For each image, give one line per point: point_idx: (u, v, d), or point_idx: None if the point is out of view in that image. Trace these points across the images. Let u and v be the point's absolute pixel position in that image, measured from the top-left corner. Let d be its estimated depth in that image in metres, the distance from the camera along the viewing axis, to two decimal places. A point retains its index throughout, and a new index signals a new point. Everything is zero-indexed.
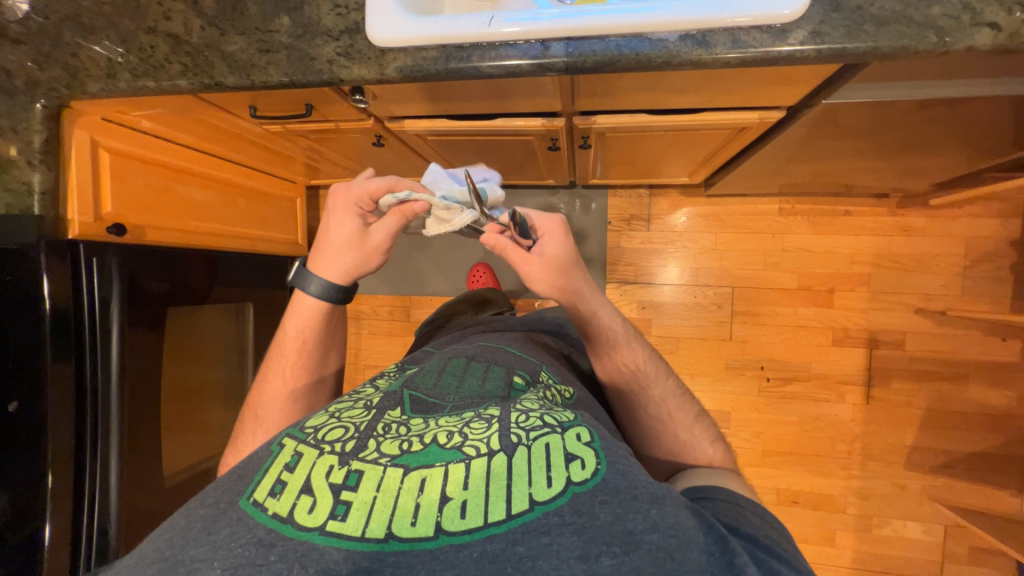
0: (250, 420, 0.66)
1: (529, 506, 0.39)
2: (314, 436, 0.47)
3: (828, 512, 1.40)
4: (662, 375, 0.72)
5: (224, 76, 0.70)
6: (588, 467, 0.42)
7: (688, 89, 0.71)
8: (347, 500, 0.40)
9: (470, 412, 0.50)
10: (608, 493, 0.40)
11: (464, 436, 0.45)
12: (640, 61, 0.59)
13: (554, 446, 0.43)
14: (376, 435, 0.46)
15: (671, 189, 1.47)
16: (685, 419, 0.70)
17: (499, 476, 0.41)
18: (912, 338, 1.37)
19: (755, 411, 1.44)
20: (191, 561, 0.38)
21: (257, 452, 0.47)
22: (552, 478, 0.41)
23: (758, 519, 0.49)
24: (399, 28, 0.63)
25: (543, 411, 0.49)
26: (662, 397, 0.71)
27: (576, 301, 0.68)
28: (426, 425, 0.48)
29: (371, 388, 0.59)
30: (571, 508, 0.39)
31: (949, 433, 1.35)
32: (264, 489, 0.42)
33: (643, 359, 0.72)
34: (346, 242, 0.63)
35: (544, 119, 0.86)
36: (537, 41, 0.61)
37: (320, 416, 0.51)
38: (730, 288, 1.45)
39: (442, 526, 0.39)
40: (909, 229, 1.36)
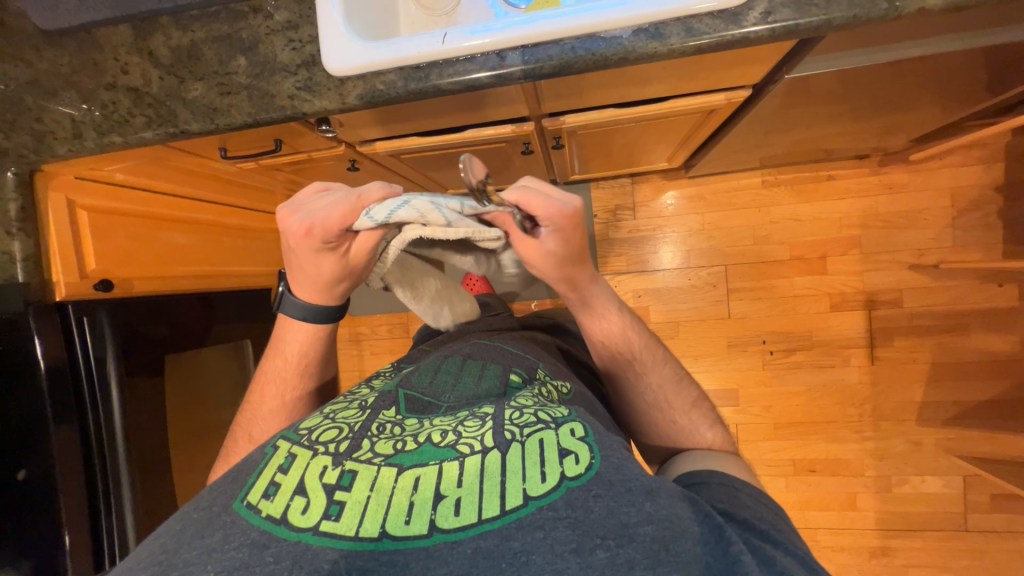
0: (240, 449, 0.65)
1: (524, 501, 0.40)
2: (308, 437, 0.47)
3: (847, 477, 1.40)
4: (659, 362, 0.71)
5: (189, 122, 0.70)
6: (582, 462, 0.42)
7: (650, 80, 0.71)
8: (341, 500, 0.41)
9: (465, 411, 0.51)
10: (602, 487, 0.40)
11: (458, 433, 0.45)
12: (597, 60, 0.59)
13: (549, 442, 0.44)
14: (370, 434, 0.47)
15: (652, 175, 1.47)
16: (683, 406, 0.69)
17: (493, 474, 0.41)
18: (910, 294, 1.37)
19: (762, 386, 1.44)
20: (185, 563, 0.38)
21: (251, 454, 0.47)
22: (546, 474, 0.41)
23: (753, 501, 0.49)
24: (354, 56, 0.64)
25: (538, 407, 0.49)
26: (660, 385, 0.70)
27: (571, 291, 0.67)
28: (420, 425, 0.49)
29: (366, 388, 0.59)
30: (566, 503, 0.39)
31: (957, 384, 1.35)
32: (258, 490, 0.43)
33: (639, 346, 0.70)
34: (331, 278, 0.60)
35: (513, 125, 0.85)
36: (494, 52, 0.61)
37: (315, 417, 0.51)
38: (723, 266, 1.45)
39: (436, 523, 0.39)
40: (893, 186, 1.36)
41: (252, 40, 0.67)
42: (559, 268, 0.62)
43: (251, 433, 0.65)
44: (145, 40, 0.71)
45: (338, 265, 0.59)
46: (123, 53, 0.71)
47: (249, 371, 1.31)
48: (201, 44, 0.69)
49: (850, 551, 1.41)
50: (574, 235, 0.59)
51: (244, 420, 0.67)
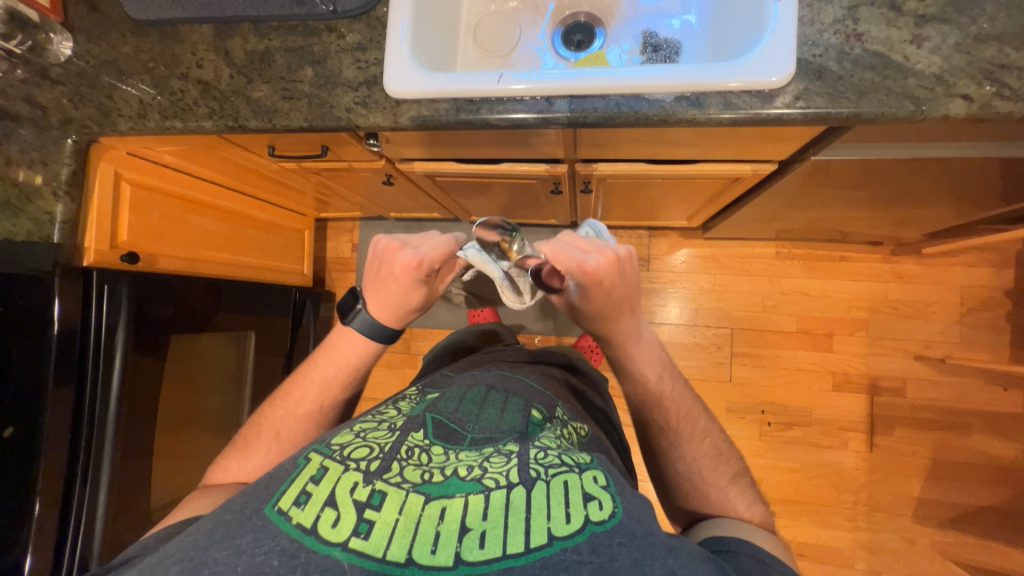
0: (262, 438, 0.66)
1: (548, 541, 0.40)
2: (340, 452, 0.48)
3: (836, 567, 1.35)
4: (697, 434, 0.68)
5: (248, 119, 0.74)
6: (606, 508, 0.42)
7: (683, 143, 0.75)
8: (370, 519, 0.42)
9: (489, 446, 0.50)
10: (625, 535, 0.40)
11: (484, 468, 0.46)
12: (638, 118, 0.64)
13: (573, 485, 0.44)
14: (399, 457, 0.47)
15: (669, 231, 1.51)
16: (721, 480, 0.65)
17: (518, 510, 0.42)
18: (913, 385, 1.36)
19: (756, 457, 1.41)
20: (214, 562, 0.39)
21: (284, 464, 0.48)
22: (571, 515, 0.41)
23: None
24: (414, 82, 0.68)
25: (561, 449, 0.49)
26: (695, 457, 0.67)
27: (610, 343, 0.69)
28: (446, 456, 0.49)
29: (393, 409, 0.59)
30: (590, 547, 0.39)
31: (956, 485, 1.32)
32: (289, 498, 0.43)
33: (677, 415, 0.68)
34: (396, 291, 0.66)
35: (547, 164, 0.90)
36: (543, 97, 0.66)
37: (346, 432, 0.52)
38: (729, 329, 1.46)
39: (462, 556, 0.39)
40: (904, 276, 1.38)
41: (321, 55, 0.73)
42: (600, 319, 0.65)
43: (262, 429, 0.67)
44: (223, 40, 0.77)
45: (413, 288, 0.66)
46: (201, 49, 0.77)
47: (247, 364, 1.29)
48: (274, 52, 0.75)
49: None
50: (597, 292, 0.61)
51: (270, 412, 0.68)
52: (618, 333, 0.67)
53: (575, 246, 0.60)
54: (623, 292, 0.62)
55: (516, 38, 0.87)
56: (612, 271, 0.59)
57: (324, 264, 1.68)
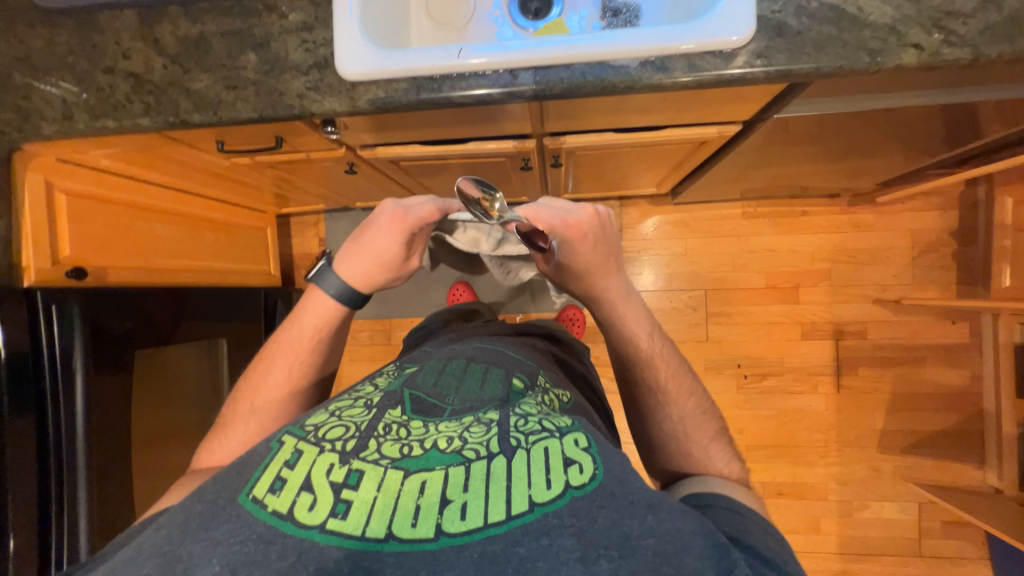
0: (241, 413, 0.66)
1: (529, 508, 0.40)
2: (314, 434, 0.48)
3: (812, 501, 1.45)
4: (684, 393, 0.70)
5: (190, 113, 0.68)
6: (586, 471, 0.43)
7: (649, 110, 0.75)
8: (348, 499, 0.41)
9: (469, 416, 0.51)
10: (605, 497, 0.41)
11: (463, 440, 0.46)
12: (604, 87, 0.62)
13: (554, 450, 0.44)
14: (376, 434, 0.47)
15: (639, 200, 1.52)
16: (703, 439, 0.66)
17: (498, 478, 0.42)
18: (873, 328, 1.45)
19: (735, 409, 1.49)
20: (191, 555, 0.39)
21: (257, 448, 0.47)
22: (551, 480, 0.42)
23: (760, 529, 0.49)
24: (368, 62, 0.64)
25: (542, 416, 0.50)
26: (680, 416, 0.68)
27: (597, 306, 0.72)
28: (426, 429, 0.49)
29: (370, 385, 0.60)
30: (570, 511, 0.40)
31: (913, 415, 1.43)
32: (264, 485, 0.43)
33: (664, 374, 0.70)
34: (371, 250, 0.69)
35: (515, 141, 0.88)
36: (505, 70, 0.63)
37: (320, 414, 0.51)
38: (703, 291, 1.50)
39: (443, 528, 0.40)
40: (860, 225, 1.45)
41: (263, 37, 0.67)
42: (587, 280, 0.68)
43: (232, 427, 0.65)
44: (150, 26, 0.70)
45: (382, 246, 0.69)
46: (126, 38, 0.70)
47: (220, 373, 1.25)
48: (210, 37, 0.69)
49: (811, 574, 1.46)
50: (583, 247, 0.65)
51: (249, 385, 0.68)
52: (604, 293, 0.71)
53: (557, 207, 0.65)
54: (606, 247, 0.67)
55: (471, 9, 0.83)
56: (591, 226, 0.65)
57: (291, 261, 1.62)
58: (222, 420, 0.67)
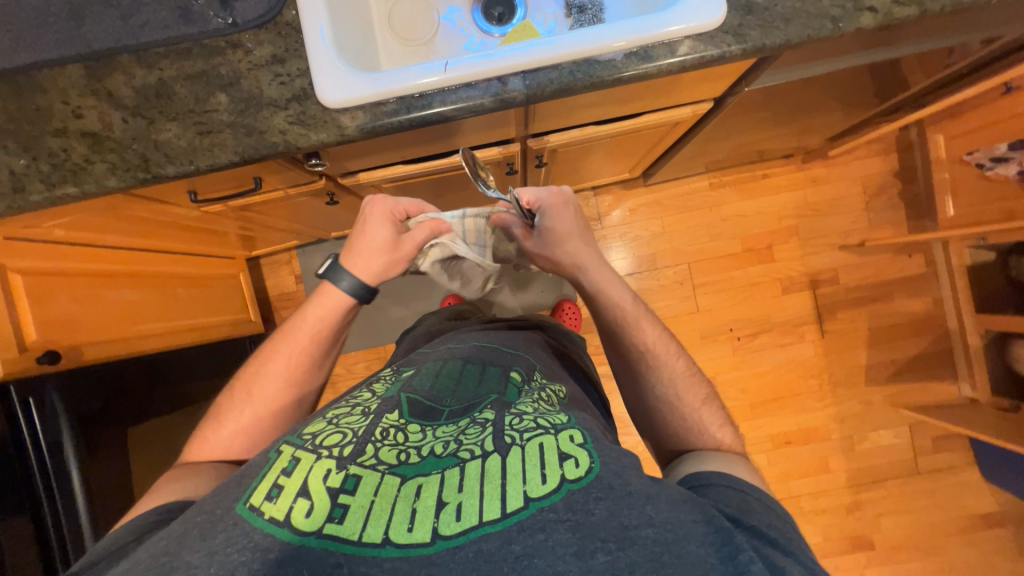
0: (240, 397, 0.71)
1: (524, 504, 0.44)
2: (311, 442, 0.52)
3: (817, 443, 1.54)
4: (673, 354, 0.73)
5: (162, 166, 0.63)
6: (582, 466, 0.47)
7: (630, 99, 0.77)
8: (345, 503, 0.45)
9: (465, 418, 0.56)
10: (602, 491, 0.45)
11: (460, 442, 0.51)
12: (595, 82, 0.63)
13: (549, 446, 0.49)
14: (374, 440, 0.52)
15: (612, 186, 1.56)
16: (694, 401, 0.70)
17: (493, 475, 0.46)
18: (843, 272, 1.55)
19: (734, 370, 1.55)
20: (187, 564, 0.43)
21: (254, 459, 0.51)
22: (547, 476, 0.46)
23: (761, 506, 0.51)
24: (352, 87, 0.62)
25: (537, 415, 0.55)
26: (671, 378, 0.72)
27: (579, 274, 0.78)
28: (423, 435, 0.53)
29: (368, 393, 0.64)
30: (566, 506, 0.44)
31: (891, 345, 1.54)
32: (260, 494, 0.47)
33: (652, 338, 0.74)
34: (379, 248, 0.74)
35: (499, 147, 0.87)
36: (495, 78, 0.63)
37: (317, 423, 0.56)
38: (685, 264, 1.56)
39: (439, 531, 0.43)
40: (816, 179, 1.55)
41: (231, 76, 0.64)
42: (568, 245, 0.77)
43: (234, 409, 0.70)
44: (99, 80, 0.65)
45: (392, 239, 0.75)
46: (74, 95, 0.64)
47: None
48: (171, 83, 0.64)
49: (829, 512, 1.54)
50: (566, 212, 0.78)
51: (252, 370, 0.73)
52: (583, 260, 0.78)
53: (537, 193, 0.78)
54: (568, 219, 0.78)
55: (435, 22, 0.82)
56: (558, 200, 0.78)
57: (269, 303, 1.54)
58: (224, 399, 0.72)
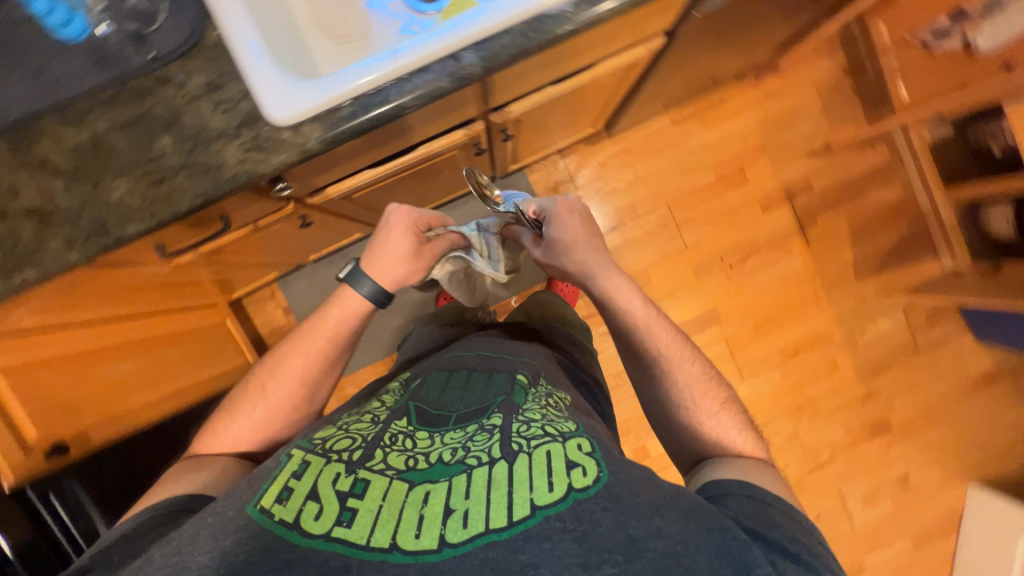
0: (253, 394, 0.76)
1: (530, 511, 0.50)
2: (322, 448, 0.61)
3: (823, 346, 1.61)
4: (688, 359, 0.76)
5: (122, 226, 0.59)
6: (590, 475, 0.53)
7: (584, 49, 0.74)
8: (353, 507, 0.52)
9: (473, 425, 0.64)
10: (609, 500, 0.51)
11: (467, 449, 0.59)
12: (549, 39, 0.61)
13: (556, 453, 0.55)
14: (383, 446, 0.61)
15: (577, 145, 1.54)
16: (712, 406, 0.72)
17: (498, 482, 0.53)
18: (815, 179, 1.58)
19: (733, 297, 1.59)
20: (198, 564, 0.49)
21: (268, 464, 0.60)
22: (552, 485, 0.52)
23: (783, 519, 0.55)
24: (301, 100, 0.59)
25: (544, 422, 0.62)
26: (687, 381, 0.74)
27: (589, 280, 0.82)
28: (431, 443, 0.61)
29: (380, 403, 0.75)
30: (573, 516, 0.49)
31: (873, 238, 1.59)
32: (271, 496, 0.54)
33: (667, 342, 0.76)
34: (398, 257, 0.84)
35: (462, 129, 0.85)
36: (447, 57, 0.60)
37: (329, 432, 0.66)
38: (665, 206, 1.56)
39: (446, 540, 0.49)
40: (771, 93, 1.56)
41: (170, 114, 0.60)
42: (577, 254, 0.83)
43: (250, 405, 0.76)
44: (26, 151, 0.60)
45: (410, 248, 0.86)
46: (6, 173, 0.60)
47: None
48: (108, 137, 0.60)
49: (846, 407, 1.62)
50: (570, 219, 0.86)
51: (267, 367, 0.79)
52: (591, 267, 0.82)
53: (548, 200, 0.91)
54: (582, 223, 0.87)
55: (365, 12, 0.77)
56: (564, 211, 0.87)
57: (264, 341, 1.50)
58: (240, 394, 0.77)
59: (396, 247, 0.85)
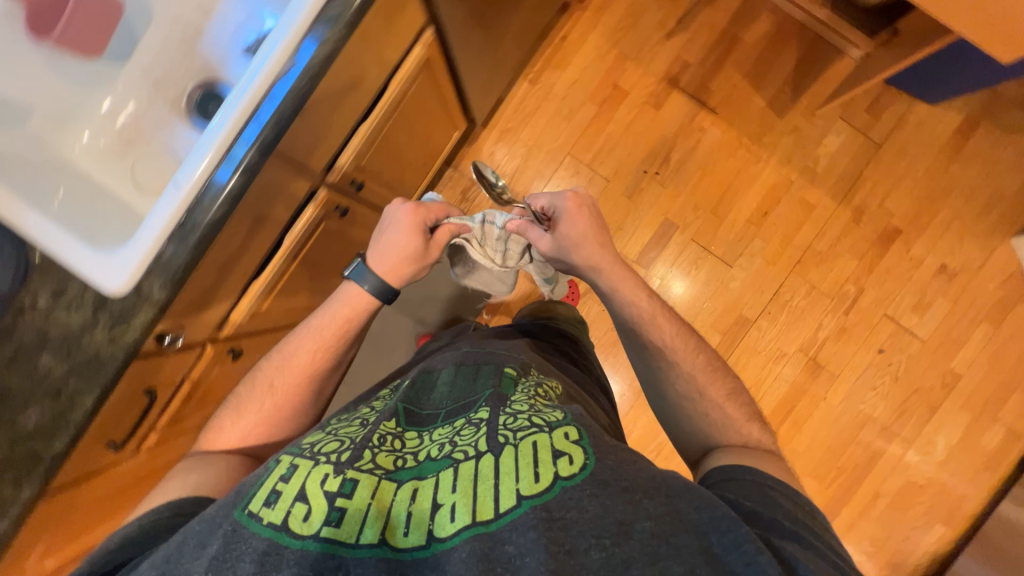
0: (261, 390, 0.83)
1: (516, 501, 0.54)
2: (310, 451, 0.62)
3: (786, 194, 1.55)
4: (693, 351, 0.89)
5: (49, 447, 0.65)
6: (574, 464, 0.57)
7: (356, 81, 0.78)
8: (340, 506, 0.55)
9: (461, 420, 0.68)
10: (596, 488, 0.55)
11: (454, 443, 0.63)
12: (297, 98, 0.66)
13: (542, 444, 0.59)
14: (371, 446, 0.63)
15: (462, 150, 1.57)
16: (718, 395, 0.85)
17: (484, 474, 0.57)
18: (688, 52, 1.55)
19: (676, 199, 1.56)
20: (186, 567, 0.52)
21: (258, 470, 0.61)
22: (539, 475, 0.56)
23: (786, 502, 0.66)
24: (124, 267, 0.62)
25: (531, 413, 0.65)
26: (692, 372, 0.87)
27: (599, 277, 0.92)
28: (419, 441, 0.66)
29: (369, 407, 0.78)
30: (559, 506, 0.53)
31: (772, 72, 1.54)
32: (259, 501, 0.56)
33: (672, 333, 0.90)
34: (400, 257, 0.89)
35: (310, 205, 0.90)
36: (225, 158, 0.65)
37: (317, 436, 0.67)
38: (568, 156, 1.56)
39: (434, 535, 0.53)
40: (602, 6, 1.56)
41: (38, 336, 0.65)
42: (590, 256, 0.91)
43: (254, 398, 0.82)
44: None
45: (412, 248, 0.90)
46: None
47: None
48: None
49: (843, 236, 1.55)
50: (579, 215, 0.91)
51: (274, 364, 0.85)
52: (602, 266, 0.91)
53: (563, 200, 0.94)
54: (592, 222, 0.92)
55: (176, 159, 0.84)
56: (574, 205, 0.92)
57: None
58: (251, 388, 0.84)
59: (395, 246, 0.89)
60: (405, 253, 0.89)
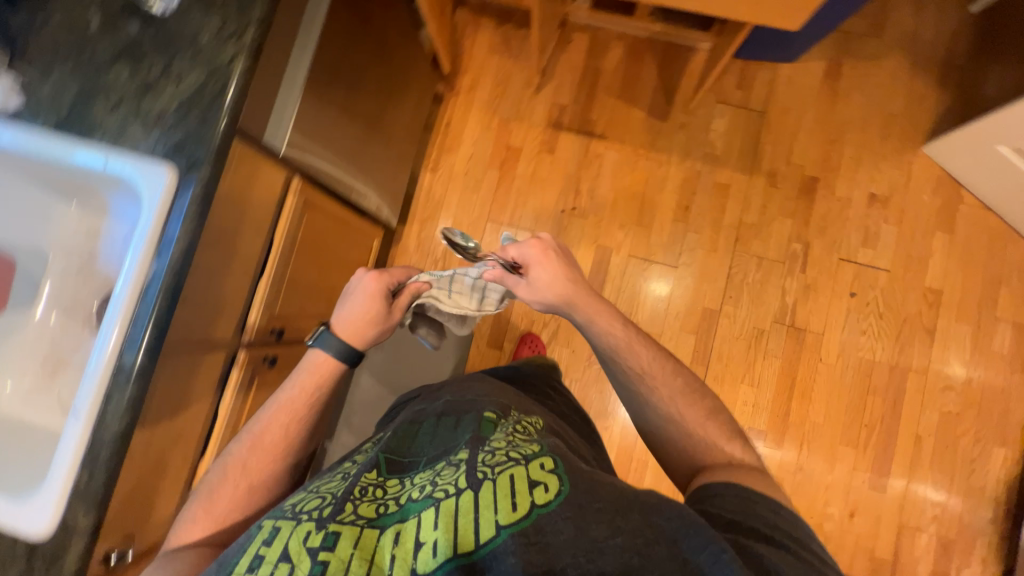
0: (235, 475, 0.75)
1: (496, 531, 0.52)
2: (292, 510, 0.58)
3: (698, 183, 1.60)
4: (670, 373, 0.83)
5: None
6: (549, 490, 0.55)
7: (231, 253, 0.85)
8: (324, 560, 0.51)
9: (442, 462, 0.62)
10: (570, 510, 0.54)
11: (435, 483, 0.58)
12: (164, 299, 0.73)
13: (518, 475, 0.57)
14: (352, 497, 0.59)
15: (392, 250, 1.64)
16: (697, 416, 0.80)
17: (466, 508, 0.54)
18: (561, 96, 1.67)
19: (599, 223, 1.61)
20: None
21: (241, 537, 0.56)
22: (516, 503, 0.54)
23: (770, 513, 0.63)
24: (43, 510, 0.68)
25: (510, 446, 0.61)
26: (671, 395, 0.81)
27: (570, 313, 0.86)
28: (401, 486, 0.61)
29: (350, 462, 0.72)
30: (535, 529, 0.52)
31: (642, 86, 1.65)
32: (243, 566, 0.53)
33: (648, 359, 0.83)
34: (365, 321, 0.84)
35: (234, 368, 0.95)
36: (116, 371, 0.72)
37: (300, 495, 0.62)
38: (489, 222, 1.64)
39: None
40: (473, 84, 1.69)
41: None
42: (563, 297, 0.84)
43: (223, 487, 0.75)
44: None
45: (379, 313, 0.85)
46: None
47: None
48: None
49: (767, 201, 1.58)
50: (548, 262, 0.85)
51: (247, 445, 0.78)
52: (575, 304, 0.85)
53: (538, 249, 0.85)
54: (564, 262, 0.86)
55: None
56: (543, 253, 0.85)
57: None
58: (222, 471, 0.76)
59: (360, 313, 0.84)
60: (370, 318, 0.84)
